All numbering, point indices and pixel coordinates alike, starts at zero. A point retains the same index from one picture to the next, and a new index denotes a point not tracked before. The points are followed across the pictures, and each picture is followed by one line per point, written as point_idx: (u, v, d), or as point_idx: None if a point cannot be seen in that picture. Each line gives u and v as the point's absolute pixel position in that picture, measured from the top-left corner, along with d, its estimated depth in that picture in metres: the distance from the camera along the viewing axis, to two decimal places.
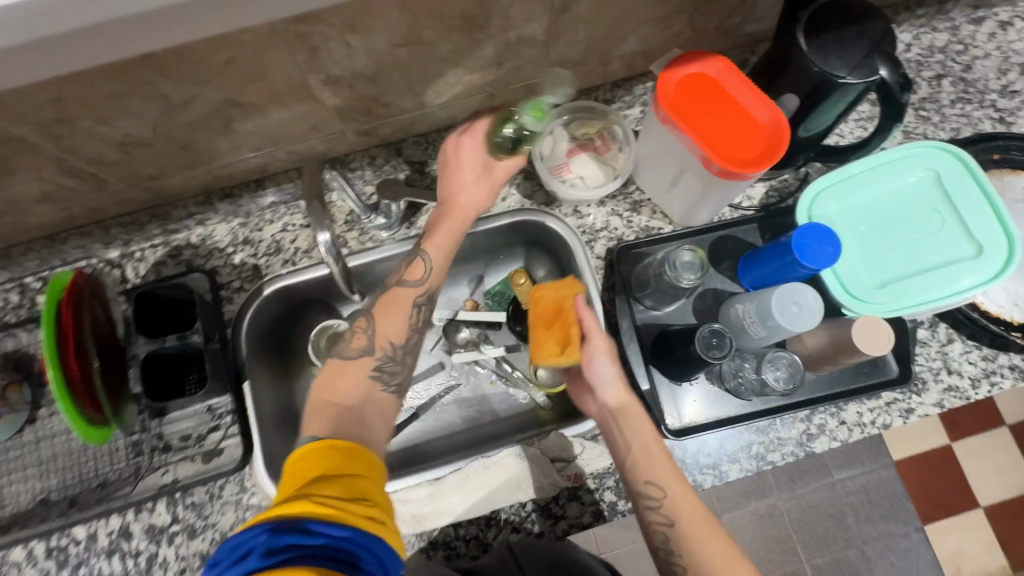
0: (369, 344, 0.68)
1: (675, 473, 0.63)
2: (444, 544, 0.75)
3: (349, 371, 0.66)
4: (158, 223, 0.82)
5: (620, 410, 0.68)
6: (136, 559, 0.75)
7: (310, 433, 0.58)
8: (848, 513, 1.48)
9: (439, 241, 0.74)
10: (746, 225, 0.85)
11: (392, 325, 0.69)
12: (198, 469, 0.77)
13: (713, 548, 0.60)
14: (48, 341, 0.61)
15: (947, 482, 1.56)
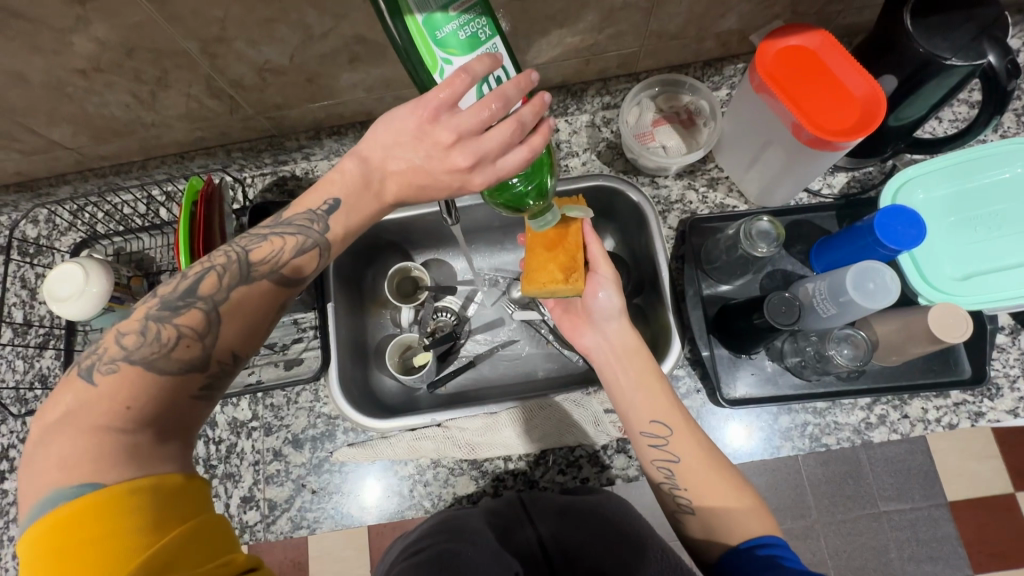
0: (197, 359, 0.51)
1: (675, 410, 0.68)
2: (494, 475, 0.81)
3: (128, 389, 0.48)
4: (271, 151, 0.91)
5: (624, 346, 0.73)
6: (217, 446, 0.83)
7: (80, 484, 0.43)
8: (892, 548, 1.40)
9: (350, 222, 0.59)
10: (825, 213, 0.85)
11: (240, 334, 0.54)
12: (279, 374, 0.85)
13: (715, 478, 0.63)
14: (184, 233, 0.72)
15: (1005, 532, 1.47)
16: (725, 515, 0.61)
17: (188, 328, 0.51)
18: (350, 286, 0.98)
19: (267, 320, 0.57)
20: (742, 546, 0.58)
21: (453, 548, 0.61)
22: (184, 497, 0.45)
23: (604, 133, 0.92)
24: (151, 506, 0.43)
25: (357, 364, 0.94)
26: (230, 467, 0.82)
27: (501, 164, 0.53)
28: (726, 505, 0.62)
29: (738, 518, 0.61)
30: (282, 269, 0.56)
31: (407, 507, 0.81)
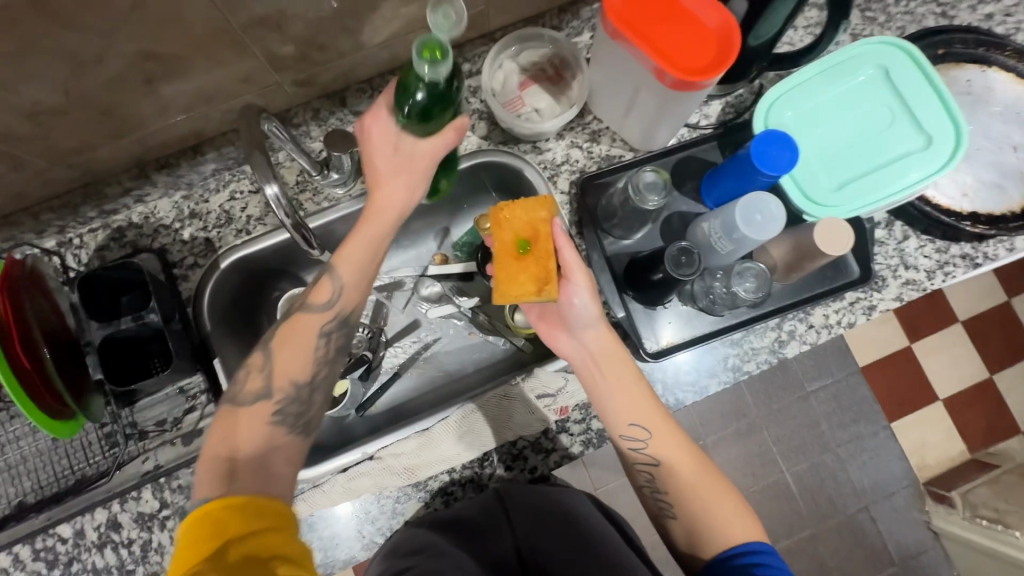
0: (265, 387, 0.63)
1: (656, 414, 0.70)
2: (440, 491, 0.77)
3: (248, 419, 0.62)
4: (92, 203, 0.76)
5: (598, 351, 0.72)
6: (130, 547, 0.74)
7: (203, 497, 0.55)
8: (821, 420, 1.54)
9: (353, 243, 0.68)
10: (707, 144, 0.84)
11: (296, 359, 0.65)
12: (179, 452, 0.76)
13: (695, 481, 0.68)
14: None
15: (911, 380, 1.64)
16: (708, 520, 0.65)
17: (264, 362, 0.65)
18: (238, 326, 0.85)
19: (313, 340, 0.66)
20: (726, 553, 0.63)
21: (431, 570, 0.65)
22: (263, 512, 0.54)
23: (473, 103, 0.84)
24: (238, 522, 0.53)
25: None
26: (152, 565, 0.74)
27: (410, 141, 0.65)
28: (707, 509, 0.66)
29: (719, 526, 0.65)
30: (308, 297, 0.67)
31: (360, 549, 0.77)
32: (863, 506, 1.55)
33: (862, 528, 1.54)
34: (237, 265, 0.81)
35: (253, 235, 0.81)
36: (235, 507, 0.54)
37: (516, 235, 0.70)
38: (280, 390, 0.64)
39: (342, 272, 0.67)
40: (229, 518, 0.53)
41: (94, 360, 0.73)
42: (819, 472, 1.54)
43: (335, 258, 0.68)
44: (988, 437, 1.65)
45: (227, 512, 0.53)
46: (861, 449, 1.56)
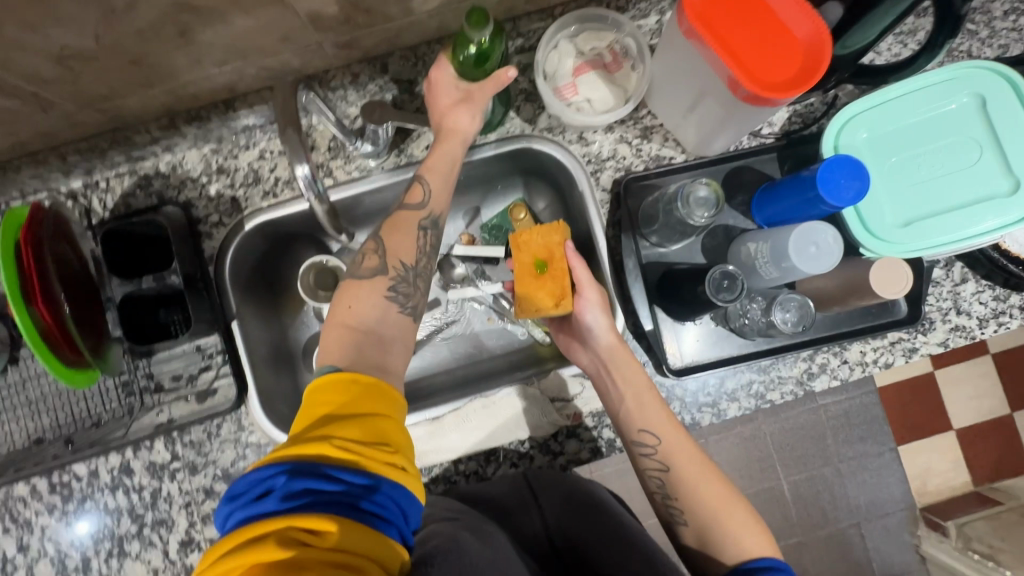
0: (382, 262, 0.64)
1: (666, 420, 0.69)
2: (444, 479, 0.76)
3: (354, 303, 0.62)
4: (119, 148, 0.75)
5: (612, 358, 0.72)
6: (140, 493, 0.76)
7: (325, 366, 0.57)
8: (827, 434, 1.50)
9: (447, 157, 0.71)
10: (765, 156, 0.79)
11: (404, 243, 0.66)
12: (192, 409, 0.76)
13: (709, 489, 0.65)
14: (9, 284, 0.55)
15: (930, 406, 1.61)
16: (719, 530, 0.63)
17: (375, 246, 0.65)
18: (257, 288, 0.85)
19: (415, 234, 0.67)
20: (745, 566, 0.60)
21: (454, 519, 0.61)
22: (377, 395, 0.55)
23: (521, 83, 0.79)
24: (354, 398, 0.54)
25: (285, 375, 0.85)
26: (160, 513, 0.76)
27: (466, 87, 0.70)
28: (717, 517, 0.64)
29: (730, 534, 0.63)
30: (404, 199, 0.69)
31: None
32: (854, 521, 1.52)
33: (851, 542, 1.52)
34: (261, 228, 0.79)
35: (279, 199, 0.79)
36: (349, 384, 0.54)
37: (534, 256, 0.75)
38: (392, 267, 0.65)
39: (432, 179, 0.70)
40: (347, 390, 0.54)
41: (110, 317, 0.72)
42: (815, 484, 1.51)
43: (424, 167, 0.70)
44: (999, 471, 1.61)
45: (346, 386, 0.54)
46: (862, 467, 1.53)
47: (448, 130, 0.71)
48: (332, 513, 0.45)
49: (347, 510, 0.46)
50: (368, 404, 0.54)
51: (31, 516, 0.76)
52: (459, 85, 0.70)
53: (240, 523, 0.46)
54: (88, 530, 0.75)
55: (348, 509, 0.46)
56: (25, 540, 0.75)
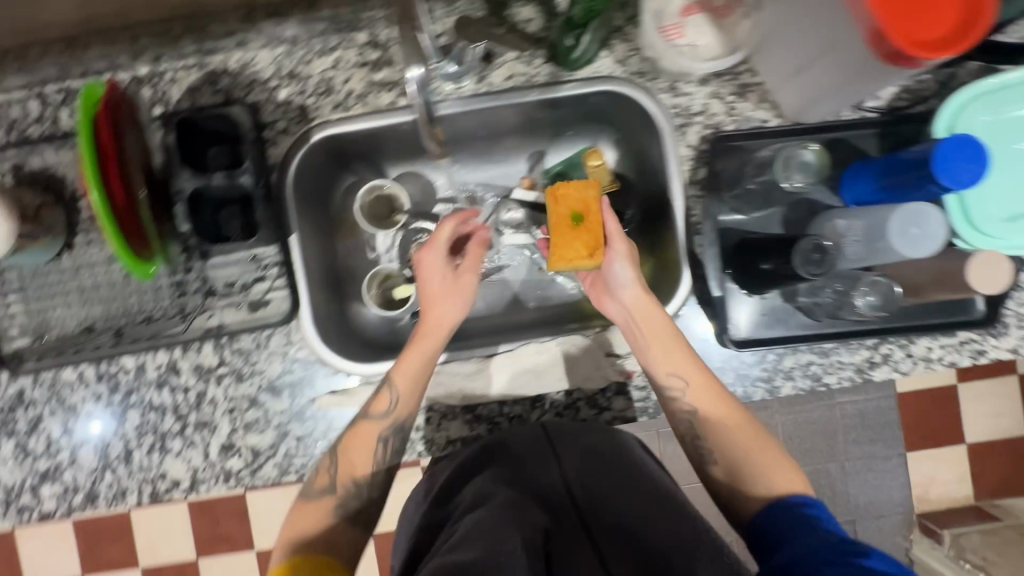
0: (331, 484, 0.68)
1: (693, 363, 0.69)
2: (488, 419, 0.76)
3: (304, 518, 0.67)
4: (195, 38, 0.73)
5: (638, 308, 0.70)
6: (186, 393, 0.76)
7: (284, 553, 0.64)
8: (839, 431, 1.51)
9: (408, 372, 0.70)
10: (864, 131, 0.75)
11: (358, 459, 0.69)
12: (243, 318, 0.75)
13: (739, 427, 0.67)
14: (91, 164, 0.53)
15: (946, 416, 1.52)
16: (749, 465, 0.65)
17: (329, 462, 0.69)
18: (314, 206, 0.83)
19: (372, 447, 0.70)
20: (774, 507, 0.60)
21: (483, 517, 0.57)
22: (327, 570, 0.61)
23: (616, 21, 0.75)
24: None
25: (333, 298, 0.84)
26: (204, 415, 0.76)
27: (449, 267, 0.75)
28: (743, 446, 0.66)
29: (760, 467, 0.64)
30: (367, 407, 0.70)
31: (398, 452, 0.76)
32: (852, 518, 1.53)
33: None
34: (328, 141, 0.76)
35: (350, 113, 0.75)
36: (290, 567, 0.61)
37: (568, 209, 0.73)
38: (340, 488, 0.69)
39: (399, 382, 0.70)
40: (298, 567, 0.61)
41: (180, 210, 0.72)
42: (820, 477, 1.52)
43: (393, 371, 0.70)
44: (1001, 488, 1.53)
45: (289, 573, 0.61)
46: (867, 468, 1.53)
47: (430, 324, 0.72)
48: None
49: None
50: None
51: (78, 401, 0.76)
52: (443, 267, 0.75)
53: None
54: (132, 422, 0.76)
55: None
56: (71, 424, 0.76)
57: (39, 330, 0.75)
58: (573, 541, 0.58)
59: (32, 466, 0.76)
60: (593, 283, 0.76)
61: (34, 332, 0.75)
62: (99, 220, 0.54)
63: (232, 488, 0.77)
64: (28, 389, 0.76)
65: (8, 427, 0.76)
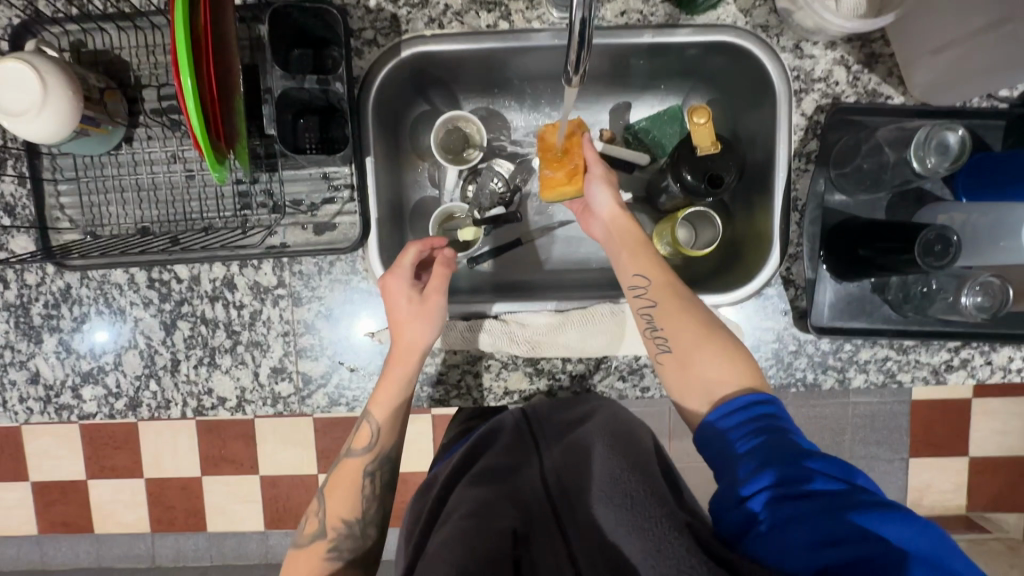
0: (321, 526, 0.66)
1: (658, 265, 0.67)
2: (550, 374, 0.74)
3: (309, 558, 0.66)
4: None
5: (616, 225, 0.70)
6: (240, 311, 0.73)
7: None
8: (847, 429, 1.33)
9: (381, 405, 0.68)
10: (991, 122, 0.69)
11: (343, 501, 0.67)
12: (308, 239, 0.71)
13: (690, 322, 0.63)
14: (183, 43, 0.49)
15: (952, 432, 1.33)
16: (703, 367, 0.61)
17: (316, 507, 0.68)
18: (387, 130, 0.78)
19: (359, 483, 0.68)
20: (720, 411, 0.58)
21: (457, 524, 0.59)
22: None
23: None
24: None
25: (394, 230, 0.80)
26: (257, 335, 0.73)
27: (410, 301, 0.68)
28: (710, 352, 0.61)
29: (720, 365, 0.60)
30: (351, 442, 0.70)
31: (453, 395, 0.74)
32: None
33: None
34: (417, 59, 0.71)
35: (446, 31, 0.70)
36: None
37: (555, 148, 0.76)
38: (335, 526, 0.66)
39: (378, 414, 0.68)
40: None
41: (267, 112, 0.67)
42: None
43: (370, 403, 0.68)
44: (994, 500, 1.34)
45: None
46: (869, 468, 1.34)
47: (402, 350, 0.68)
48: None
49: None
50: None
51: (126, 305, 0.73)
52: (409, 293, 0.68)
53: None
54: (181, 333, 0.73)
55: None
56: (118, 327, 0.73)
57: (90, 226, 0.70)
58: (544, 542, 0.60)
59: (74, 366, 0.73)
60: (580, 213, 0.76)
61: (85, 227, 0.70)
62: (186, 110, 0.50)
63: (279, 412, 0.74)
64: (75, 286, 0.72)
65: (51, 323, 0.73)
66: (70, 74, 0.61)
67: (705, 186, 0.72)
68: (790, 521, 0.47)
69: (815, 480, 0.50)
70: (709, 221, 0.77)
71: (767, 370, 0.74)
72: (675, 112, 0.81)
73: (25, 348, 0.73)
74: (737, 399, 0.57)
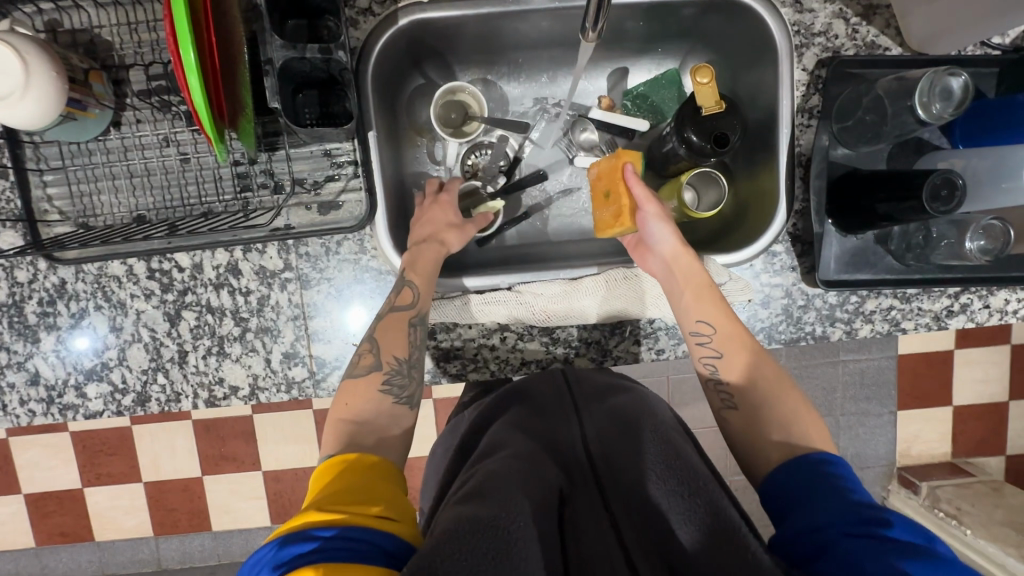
0: (377, 360, 0.62)
1: (725, 312, 0.63)
2: (567, 343, 0.75)
3: (362, 388, 0.60)
4: None
5: (674, 264, 0.66)
6: (247, 297, 0.71)
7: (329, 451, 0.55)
8: (838, 387, 1.37)
9: (418, 267, 0.67)
10: (985, 70, 0.70)
11: (392, 344, 0.63)
12: (313, 220, 0.69)
13: (764, 373, 0.59)
14: (183, 24, 0.46)
15: (936, 382, 1.37)
16: (770, 419, 0.56)
17: (368, 345, 0.63)
18: (386, 105, 0.76)
19: (406, 330, 0.64)
20: (786, 464, 0.52)
21: (498, 466, 0.54)
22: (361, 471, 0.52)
23: None
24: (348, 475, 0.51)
25: (399, 207, 0.78)
26: (266, 321, 0.71)
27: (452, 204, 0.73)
28: (785, 410, 0.56)
29: (791, 420, 0.55)
30: (392, 301, 0.66)
31: (470, 371, 0.74)
32: None
33: None
34: (415, 28, 0.69)
35: None
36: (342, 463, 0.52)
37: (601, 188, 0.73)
38: (387, 363, 0.62)
39: (420, 280, 0.67)
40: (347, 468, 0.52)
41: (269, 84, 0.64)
42: None
43: (408, 267, 0.67)
44: (981, 445, 1.39)
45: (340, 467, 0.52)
46: (859, 423, 1.38)
47: (433, 242, 0.70)
48: (324, 566, 0.42)
49: (343, 560, 0.42)
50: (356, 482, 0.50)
51: (126, 298, 0.70)
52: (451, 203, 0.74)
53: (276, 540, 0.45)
54: (187, 324, 0.71)
55: (358, 564, 0.42)
56: (119, 321, 0.71)
57: (82, 218, 0.67)
58: (587, 508, 0.55)
59: (75, 364, 0.71)
60: (632, 248, 0.71)
61: (76, 219, 0.67)
62: (189, 95, 0.49)
63: (294, 398, 0.73)
64: (70, 281, 0.70)
65: (47, 321, 0.70)
66: (64, 83, 0.58)
67: (711, 146, 0.72)
68: (844, 557, 0.41)
69: (886, 526, 0.42)
70: (713, 181, 0.77)
71: (777, 326, 0.75)
72: (672, 75, 0.82)
73: (21, 349, 0.71)
74: (808, 453, 0.52)
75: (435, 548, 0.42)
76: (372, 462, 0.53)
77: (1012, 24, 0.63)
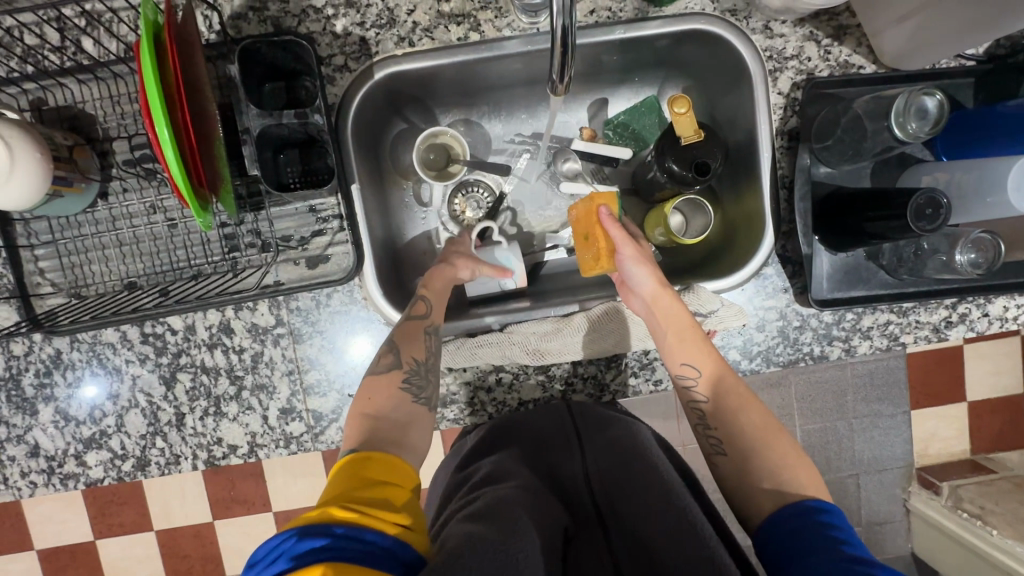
0: (396, 359, 0.62)
1: (710, 351, 0.64)
2: (563, 379, 0.74)
3: (381, 386, 0.60)
4: None
5: (657, 304, 0.66)
6: (241, 355, 0.71)
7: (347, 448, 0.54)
8: (849, 391, 1.20)
9: (435, 289, 0.69)
10: (960, 81, 0.70)
11: (411, 345, 0.63)
12: (302, 274, 0.69)
13: (751, 419, 0.60)
14: (156, 104, 0.47)
15: (946, 379, 1.27)
16: (759, 461, 0.57)
17: (386, 345, 0.63)
18: (369, 154, 0.77)
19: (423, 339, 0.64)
20: (777, 516, 0.53)
21: (505, 492, 0.54)
22: (380, 468, 0.51)
23: None
24: (365, 472, 0.50)
25: (389, 254, 0.78)
26: (262, 377, 0.71)
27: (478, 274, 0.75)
28: (772, 453, 0.57)
29: (780, 466, 0.56)
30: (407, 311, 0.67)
31: (467, 414, 0.74)
32: None
33: None
34: (391, 79, 0.70)
35: (417, 49, 0.69)
36: (359, 459, 0.51)
37: (582, 232, 0.74)
38: (406, 362, 0.62)
39: (433, 294, 0.69)
40: (364, 463, 0.51)
41: (247, 152, 0.66)
42: None
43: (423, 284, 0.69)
44: (999, 442, 1.31)
45: (357, 462, 0.51)
46: (873, 424, 1.24)
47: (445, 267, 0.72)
48: (337, 568, 0.41)
49: (353, 563, 0.42)
50: (372, 481, 0.49)
51: (122, 364, 0.71)
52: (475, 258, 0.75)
53: (290, 530, 0.44)
54: (183, 385, 0.71)
55: (371, 568, 0.42)
56: (116, 388, 0.71)
57: (73, 290, 0.68)
58: (588, 552, 0.54)
59: (74, 434, 0.71)
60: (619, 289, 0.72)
61: (68, 290, 0.68)
62: (167, 171, 0.49)
63: (293, 453, 0.73)
64: (65, 351, 0.70)
65: (45, 392, 0.71)
66: (46, 176, 0.59)
67: (692, 174, 0.72)
68: None
69: None
70: (700, 208, 0.78)
71: (774, 348, 0.74)
72: (651, 102, 0.81)
73: (20, 422, 0.71)
74: (798, 500, 0.53)
75: (444, 564, 0.41)
76: (391, 460, 0.52)
77: (983, 38, 0.64)
